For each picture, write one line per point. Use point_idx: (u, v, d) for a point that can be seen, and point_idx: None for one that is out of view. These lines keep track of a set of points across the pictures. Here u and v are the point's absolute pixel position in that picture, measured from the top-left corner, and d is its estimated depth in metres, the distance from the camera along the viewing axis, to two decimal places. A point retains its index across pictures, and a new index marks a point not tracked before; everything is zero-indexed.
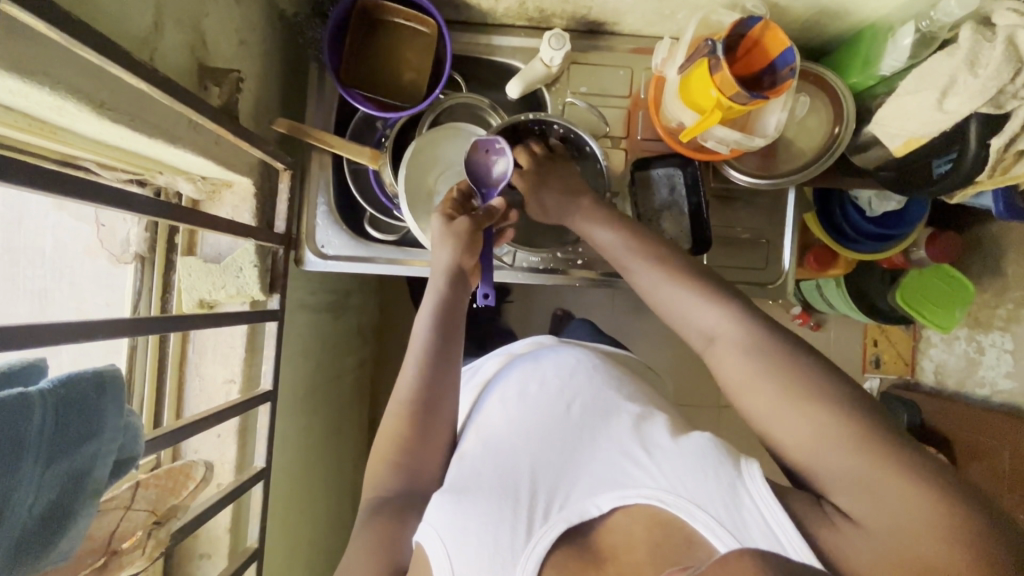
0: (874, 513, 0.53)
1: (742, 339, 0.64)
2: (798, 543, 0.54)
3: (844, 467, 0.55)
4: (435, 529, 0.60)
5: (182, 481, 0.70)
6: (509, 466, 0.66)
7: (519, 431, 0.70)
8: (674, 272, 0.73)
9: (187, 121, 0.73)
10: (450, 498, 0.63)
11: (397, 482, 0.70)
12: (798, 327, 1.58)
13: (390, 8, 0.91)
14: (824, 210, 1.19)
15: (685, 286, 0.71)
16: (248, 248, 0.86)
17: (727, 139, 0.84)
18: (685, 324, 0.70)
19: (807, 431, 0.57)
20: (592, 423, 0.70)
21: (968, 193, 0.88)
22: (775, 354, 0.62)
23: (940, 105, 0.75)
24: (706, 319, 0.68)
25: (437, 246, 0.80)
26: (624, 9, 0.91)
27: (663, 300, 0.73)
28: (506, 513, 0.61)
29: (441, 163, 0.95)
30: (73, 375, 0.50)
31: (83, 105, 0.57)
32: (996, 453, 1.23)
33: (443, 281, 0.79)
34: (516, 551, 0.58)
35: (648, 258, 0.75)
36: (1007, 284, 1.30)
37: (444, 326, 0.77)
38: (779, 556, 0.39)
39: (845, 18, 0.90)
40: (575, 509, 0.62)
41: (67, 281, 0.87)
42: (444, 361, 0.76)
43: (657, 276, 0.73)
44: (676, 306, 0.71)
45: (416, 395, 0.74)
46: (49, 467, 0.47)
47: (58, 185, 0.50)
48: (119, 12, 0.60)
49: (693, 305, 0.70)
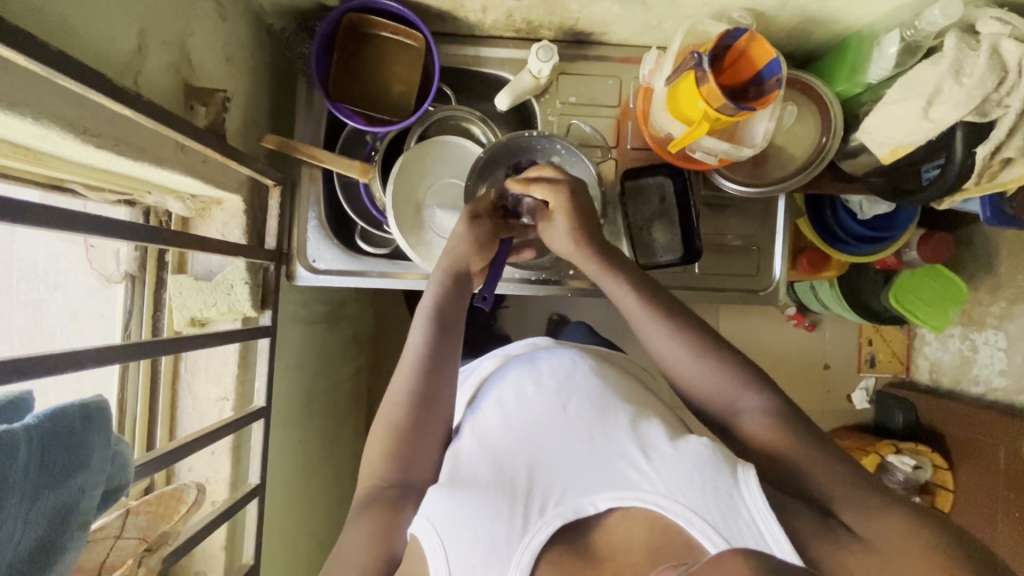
0: (880, 533, 0.53)
1: (761, 407, 0.65)
2: (788, 547, 0.53)
3: (848, 496, 0.57)
4: (433, 523, 0.59)
5: (172, 506, 0.72)
6: (507, 462, 0.64)
7: (518, 432, 0.68)
8: (688, 334, 0.70)
9: (173, 143, 0.73)
10: (449, 492, 0.61)
11: (393, 472, 0.69)
12: (792, 328, 1.59)
13: (376, 22, 0.91)
14: (816, 214, 1.19)
15: (704, 355, 0.68)
16: (239, 265, 0.86)
17: (715, 149, 0.84)
18: (707, 394, 0.68)
19: (816, 464, 0.60)
20: (591, 417, 0.68)
21: (957, 199, 0.89)
22: (789, 420, 0.63)
23: (925, 114, 0.75)
24: (724, 386, 0.67)
25: (450, 242, 0.81)
26: (611, 20, 0.91)
27: (678, 366, 0.69)
28: (503, 508, 0.59)
29: (430, 176, 0.95)
30: (59, 410, 0.51)
31: (67, 132, 0.57)
32: (990, 449, 1.25)
33: (448, 278, 0.79)
34: (512, 545, 0.57)
35: (670, 321, 0.71)
36: (999, 282, 1.31)
37: (441, 322, 0.76)
38: (769, 555, 0.39)
39: (832, 26, 0.90)
40: (570, 505, 0.60)
41: (61, 292, 0.86)
42: (444, 354, 0.75)
43: (672, 341, 0.70)
44: (684, 370, 0.69)
45: (411, 389, 0.73)
46: (36, 502, 0.48)
47: (39, 219, 0.50)
48: (100, 38, 0.60)
49: (711, 372, 0.68)
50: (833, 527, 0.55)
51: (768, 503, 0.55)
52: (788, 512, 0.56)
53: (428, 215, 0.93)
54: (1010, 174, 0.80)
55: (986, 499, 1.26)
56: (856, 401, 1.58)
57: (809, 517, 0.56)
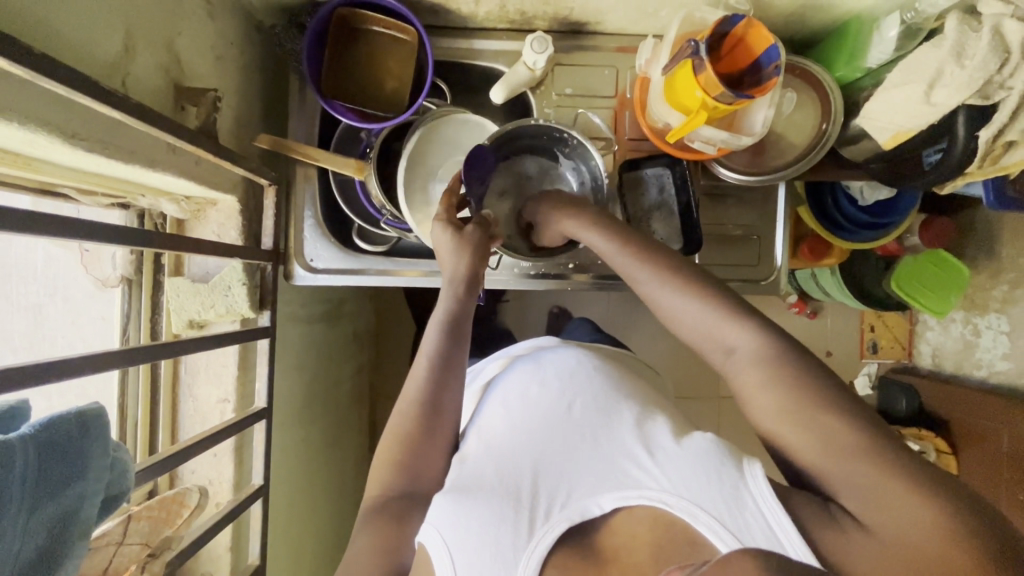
0: (882, 519, 0.52)
1: (748, 345, 0.63)
2: (801, 547, 0.52)
3: (850, 479, 0.54)
4: (440, 534, 0.58)
5: (176, 510, 0.72)
6: (510, 465, 0.64)
7: (522, 431, 0.68)
8: (678, 277, 0.70)
9: (164, 143, 0.72)
10: (452, 498, 0.60)
11: (398, 482, 0.68)
12: (795, 316, 1.57)
13: (368, 17, 0.90)
14: (816, 200, 1.18)
15: (686, 289, 0.69)
16: (236, 266, 0.85)
17: (714, 139, 0.83)
18: (696, 336, 0.68)
19: (810, 440, 0.56)
20: (593, 421, 0.67)
21: (958, 184, 0.88)
22: (774, 361, 0.61)
23: (927, 98, 0.74)
24: (710, 327, 0.67)
25: (451, 260, 0.78)
26: (606, 9, 0.89)
27: (666, 308, 0.70)
28: (508, 512, 0.58)
29: (438, 156, 0.95)
30: (54, 418, 0.50)
31: (53, 137, 0.56)
32: (995, 433, 1.24)
33: (460, 288, 0.77)
34: (517, 550, 0.57)
35: (657, 264, 0.72)
36: (1003, 266, 1.30)
37: (454, 327, 0.76)
38: (780, 555, 0.39)
39: (830, 10, 0.88)
40: (576, 507, 0.60)
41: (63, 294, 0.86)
42: (453, 360, 0.74)
43: (663, 284, 0.70)
44: (667, 304, 0.70)
45: (422, 397, 0.72)
46: (34, 513, 0.48)
47: (30, 226, 0.49)
48: (85, 40, 0.59)
49: (697, 312, 0.68)
50: (835, 513, 0.55)
51: (774, 495, 0.54)
52: (796, 506, 0.56)
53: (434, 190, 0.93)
54: (1013, 157, 0.79)
55: (992, 484, 1.25)
56: (859, 387, 1.57)
57: (812, 506, 0.56)
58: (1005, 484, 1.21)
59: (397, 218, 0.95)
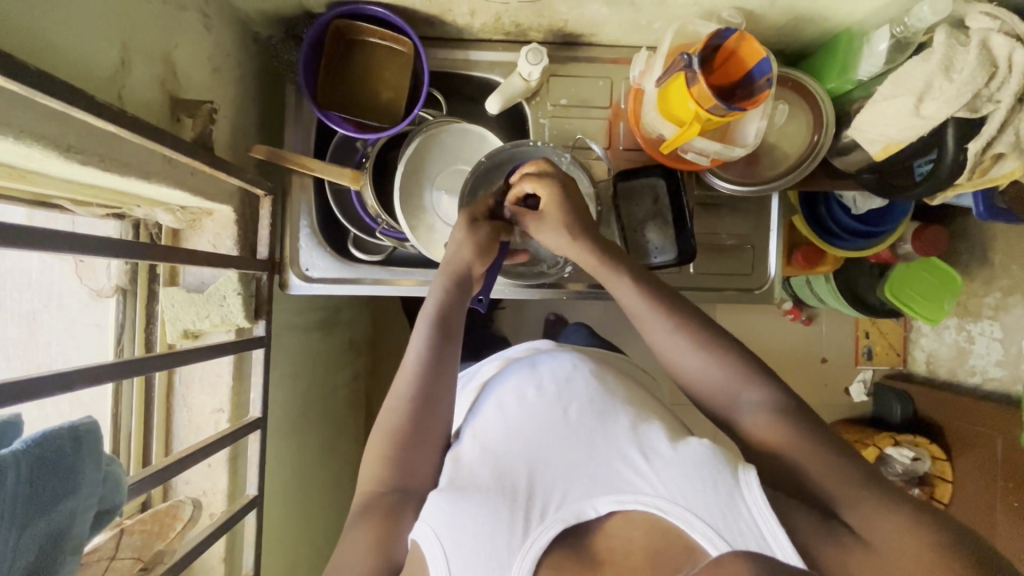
0: (882, 531, 0.53)
1: (762, 402, 0.64)
2: (788, 548, 0.52)
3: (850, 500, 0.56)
4: (434, 529, 0.59)
5: (169, 522, 0.73)
6: (507, 467, 0.64)
7: (521, 437, 0.67)
8: (692, 329, 0.69)
9: (161, 155, 0.72)
10: (448, 496, 0.61)
11: (394, 478, 0.68)
12: (789, 323, 1.57)
13: (364, 28, 0.90)
14: (810, 209, 1.19)
15: (703, 347, 0.68)
16: (231, 277, 0.85)
17: (707, 150, 0.84)
18: (705, 382, 0.67)
19: (816, 462, 0.59)
20: (589, 423, 0.67)
21: (947, 194, 0.88)
22: (788, 414, 0.62)
23: (916, 110, 0.75)
24: (725, 381, 0.66)
25: (454, 245, 0.79)
26: (600, 21, 0.90)
27: (676, 359, 0.70)
28: (502, 512, 0.58)
29: (438, 163, 0.96)
30: (47, 433, 0.51)
31: (49, 150, 0.57)
32: (988, 440, 1.25)
33: (451, 282, 0.78)
34: (511, 552, 0.57)
35: (671, 313, 0.71)
36: (995, 273, 1.31)
37: (444, 325, 0.75)
38: None
39: (821, 23, 0.89)
40: (571, 509, 0.60)
41: (56, 303, 0.86)
42: (442, 360, 0.74)
43: (676, 333, 0.70)
44: (680, 358, 0.69)
45: (414, 395, 0.72)
46: (26, 529, 0.48)
47: (24, 241, 0.49)
48: (82, 55, 0.59)
49: (708, 364, 0.67)
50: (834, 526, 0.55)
51: (769, 504, 0.54)
52: (792, 516, 0.56)
53: (432, 197, 0.94)
54: (1001, 169, 0.80)
55: (984, 490, 1.26)
56: (855, 394, 1.57)
57: (811, 519, 0.56)
58: (999, 493, 1.23)
59: (394, 227, 0.96)
